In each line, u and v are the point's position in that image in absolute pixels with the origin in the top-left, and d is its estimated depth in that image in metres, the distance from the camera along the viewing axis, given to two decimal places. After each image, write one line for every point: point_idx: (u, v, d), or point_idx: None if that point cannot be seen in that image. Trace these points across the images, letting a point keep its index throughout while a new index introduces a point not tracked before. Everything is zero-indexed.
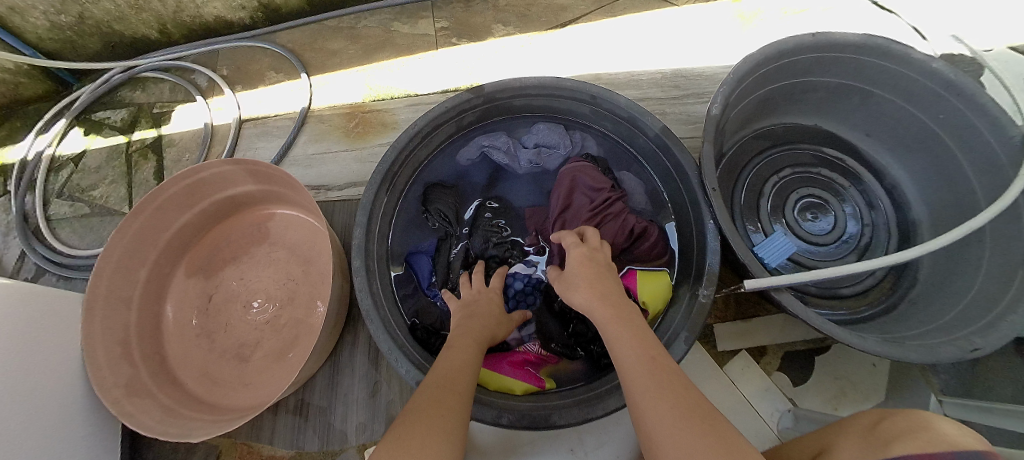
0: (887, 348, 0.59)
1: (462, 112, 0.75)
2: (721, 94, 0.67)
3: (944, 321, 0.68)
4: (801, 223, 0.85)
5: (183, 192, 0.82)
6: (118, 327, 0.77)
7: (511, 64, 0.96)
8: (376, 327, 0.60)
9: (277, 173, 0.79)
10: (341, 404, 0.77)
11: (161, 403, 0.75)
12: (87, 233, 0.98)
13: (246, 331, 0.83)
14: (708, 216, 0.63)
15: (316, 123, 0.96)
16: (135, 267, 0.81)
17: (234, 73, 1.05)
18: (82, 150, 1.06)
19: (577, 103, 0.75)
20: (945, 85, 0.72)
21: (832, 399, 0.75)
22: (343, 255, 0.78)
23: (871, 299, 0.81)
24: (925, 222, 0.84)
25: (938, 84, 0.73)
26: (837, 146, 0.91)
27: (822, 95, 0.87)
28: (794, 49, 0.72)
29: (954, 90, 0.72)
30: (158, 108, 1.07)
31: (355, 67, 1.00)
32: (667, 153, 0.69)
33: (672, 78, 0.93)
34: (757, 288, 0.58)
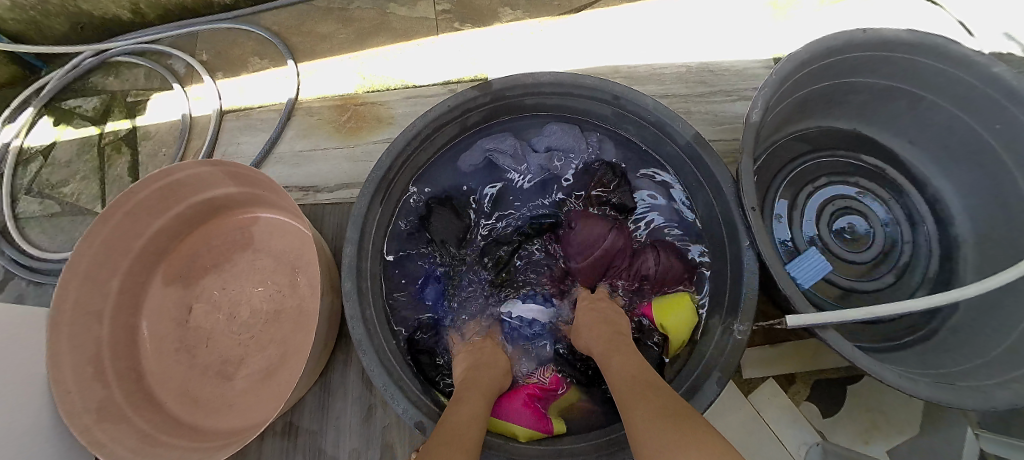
0: (942, 393, 0.53)
1: (466, 112, 0.66)
2: (762, 98, 0.59)
3: (995, 356, 0.62)
4: (837, 237, 0.78)
5: (157, 195, 0.74)
6: (88, 344, 0.71)
7: (520, 54, 0.87)
8: (371, 358, 0.54)
9: (260, 177, 0.71)
10: (332, 428, 0.71)
11: (136, 427, 0.69)
12: (58, 233, 0.91)
13: (230, 346, 0.77)
14: (745, 240, 0.56)
15: (304, 116, 0.87)
16: (105, 277, 0.74)
17: (214, 58, 0.96)
18: (51, 142, 0.98)
19: (597, 103, 0.67)
20: (1007, 94, 0.63)
21: (862, 432, 0.69)
22: (333, 269, 0.71)
23: (910, 323, 0.75)
24: (970, 241, 0.76)
25: (1000, 92, 0.64)
26: (877, 152, 0.83)
27: (865, 97, 0.78)
28: (843, 46, 0.64)
29: (1017, 100, 0.63)
30: (133, 97, 0.98)
31: (347, 54, 0.90)
32: (698, 164, 0.62)
33: (697, 73, 0.84)
34: (799, 326, 0.51)
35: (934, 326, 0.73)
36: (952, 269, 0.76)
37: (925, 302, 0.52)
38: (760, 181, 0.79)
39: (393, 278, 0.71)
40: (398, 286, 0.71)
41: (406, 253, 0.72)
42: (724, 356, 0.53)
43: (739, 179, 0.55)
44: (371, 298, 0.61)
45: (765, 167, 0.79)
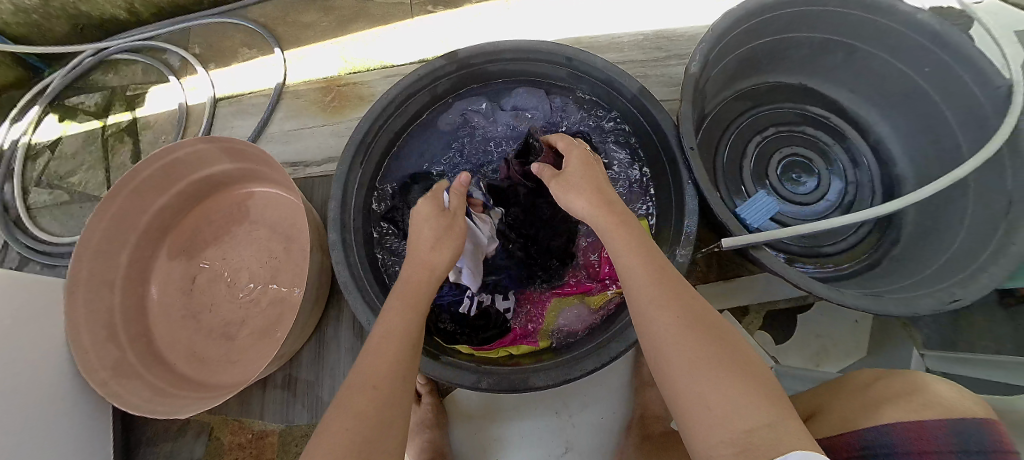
0: (869, 302, 0.59)
1: (435, 80, 0.73)
2: (701, 52, 0.67)
3: (928, 275, 0.69)
4: (784, 184, 0.85)
5: (159, 174, 0.81)
6: (102, 310, 0.77)
7: (489, 32, 0.94)
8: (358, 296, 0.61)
9: (251, 149, 0.78)
10: (328, 377, 0.78)
11: (149, 382, 0.76)
12: (69, 219, 0.98)
13: (231, 310, 0.84)
14: (687, 177, 0.62)
15: (292, 99, 0.94)
16: (116, 250, 0.80)
17: (206, 51, 1.02)
18: (58, 137, 1.04)
19: (554, 67, 0.73)
20: (932, 38, 0.70)
21: (814, 356, 0.76)
22: (321, 230, 0.77)
23: (856, 255, 0.82)
24: (910, 179, 0.83)
25: (925, 36, 0.71)
26: (822, 104, 0.90)
27: (805, 52, 0.84)
28: (776, 3, 0.70)
29: (941, 43, 0.70)
30: (132, 91, 1.05)
31: (329, 39, 0.97)
32: (644, 113, 0.68)
33: (654, 40, 0.91)
34: (734, 245, 0.58)
35: (877, 258, 0.80)
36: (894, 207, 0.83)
37: (847, 218, 0.59)
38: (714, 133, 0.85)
39: (382, 238, 0.77)
40: (386, 245, 0.78)
41: (394, 216, 0.79)
42: None
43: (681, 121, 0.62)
44: (357, 250, 0.67)
45: (717, 122, 0.86)
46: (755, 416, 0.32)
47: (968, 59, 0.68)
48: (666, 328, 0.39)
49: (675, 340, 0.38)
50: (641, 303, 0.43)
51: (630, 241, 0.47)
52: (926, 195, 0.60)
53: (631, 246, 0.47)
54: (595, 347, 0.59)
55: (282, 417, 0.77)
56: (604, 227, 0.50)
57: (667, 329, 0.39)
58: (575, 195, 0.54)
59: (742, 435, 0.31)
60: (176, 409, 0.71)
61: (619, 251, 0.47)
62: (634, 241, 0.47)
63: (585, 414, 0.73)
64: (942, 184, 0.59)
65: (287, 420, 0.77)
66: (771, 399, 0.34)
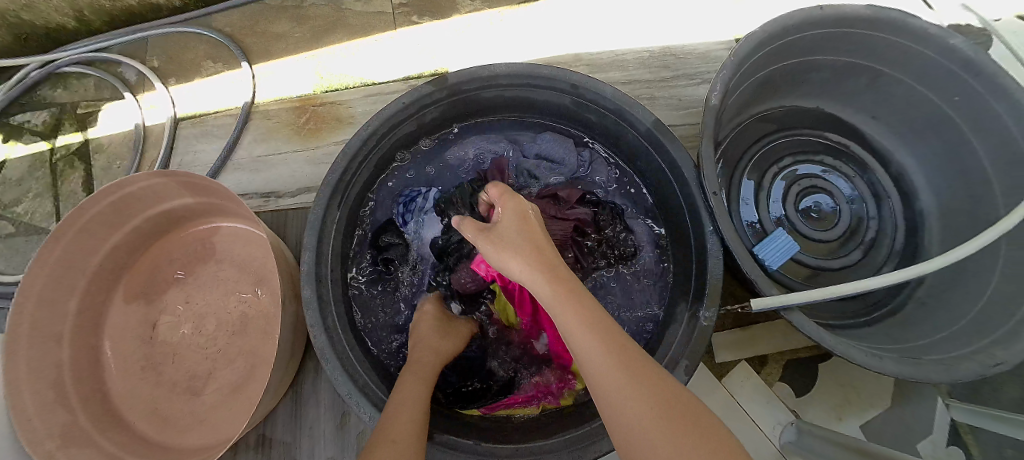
0: (908, 369, 0.56)
1: (423, 108, 0.67)
2: (721, 80, 0.61)
3: (958, 328, 0.66)
4: (800, 215, 0.82)
5: (111, 210, 0.71)
6: (50, 368, 0.68)
7: (481, 46, 0.85)
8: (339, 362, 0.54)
9: (212, 185, 0.70)
10: (307, 438, 0.70)
11: (103, 449, 0.67)
12: (12, 255, 0.88)
13: (198, 361, 0.76)
14: (708, 225, 0.60)
15: (262, 120, 0.85)
16: (63, 298, 0.71)
17: (166, 64, 0.92)
18: (1, 161, 0.93)
19: (557, 94, 0.69)
20: (963, 65, 0.67)
21: (836, 409, 0.75)
22: (295, 276, 0.69)
23: (878, 299, 0.79)
24: (934, 213, 0.80)
25: (956, 63, 0.67)
26: (843, 131, 0.88)
27: (826, 74, 0.82)
28: (802, 25, 0.66)
29: (973, 70, 0.66)
30: (83, 108, 0.94)
31: (303, 53, 0.87)
32: (659, 149, 0.65)
33: (660, 57, 0.85)
34: (761, 308, 0.55)
35: (899, 303, 0.77)
36: (918, 242, 0.81)
37: (877, 281, 0.57)
38: (729, 160, 0.84)
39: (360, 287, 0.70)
40: (365, 290, 0.70)
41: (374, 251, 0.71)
42: (692, 342, 0.56)
43: (701, 164, 0.58)
44: (333, 307, 0.60)
45: (732, 150, 0.84)
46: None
47: (1003, 89, 0.64)
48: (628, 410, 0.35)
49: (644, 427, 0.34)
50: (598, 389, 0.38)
51: (584, 311, 0.41)
52: (950, 263, 0.57)
53: (581, 318, 0.41)
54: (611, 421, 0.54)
55: None
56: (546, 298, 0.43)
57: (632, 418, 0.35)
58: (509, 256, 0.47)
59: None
60: None
61: (570, 324, 0.41)
62: (581, 309, 0.41)
63: None
64: (972, 249, 0.56)
65: None
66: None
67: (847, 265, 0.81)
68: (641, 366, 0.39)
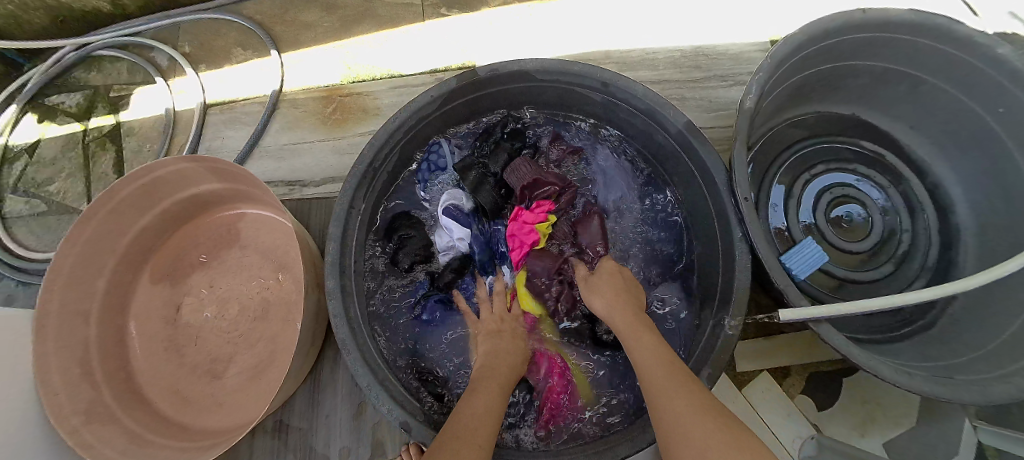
0: (939, 388, 0.54)
1: (449, 101, 0.66)
2: (758, 82, 0.59)
3: (994, 349, 0.64)
4: (830, 225, 0.80)
5: (140, 193, 0.73)
6: (77, 345, 0.70)
7: (509, 41, 0.84)
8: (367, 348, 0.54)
9: (239, 172, 0.70)
10: (323, 427, 0.71)
11: (126, 427, 0.69)
12: (45, 233, 0.90)
13: (218, 345, 0.77)
14: (738, 231, 0.58)
15: (289, 108, 0.85)
16: (91, 277, 0.72)
17: (197, 50, 0.93)
18: (36, 140, 0.95)
19: (586, 91, 0.68)
20: (1010, 76, 0.64)
21: (859, 426, 0.73)
22: (318, 266, 0.70)
23: (909, 316, 0.76)
24: (971, 228, 0.77)
25: (1003, 74, 0.64)
26: (878, 138, 0.85)
27: (863, 81, 0.79)
28: (842, 28, 0.64)
29: (1020, 82, 0.63)
30: (115, 91, 0.96)
31: (330, 42, 0.88)
32: (688, 151, 0.64)
33: (692, 56, 0.83)
34: (791, 320, 0.53)
35: (931, 318, 0.75)
36: (954, 257, 0.78)
37: (920, 295, 0.55)
38: (759, 166, 0.82)
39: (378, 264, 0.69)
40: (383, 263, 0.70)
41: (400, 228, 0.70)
42: (714, 355, 0.55)
43: (732, 167, 0.57)
44: (355, 298, 0.60)
45: (762, 155, 0.82)
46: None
47: None
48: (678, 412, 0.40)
49: (692, 424, 0.38)
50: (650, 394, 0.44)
51: (645, 336, 0.51)
52: (981, 284, 0.54)
53: (643, 339, 0.50)
54: (631, 429, 0.54)
55: None
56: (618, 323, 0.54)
57: (677, 412, 0.40)
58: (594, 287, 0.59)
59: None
60: None
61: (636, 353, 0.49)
62: (643, 334, 0.51)
63: None
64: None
65: None
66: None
67: (877, 278, 0.79)
68: (690, 378, 0.44)
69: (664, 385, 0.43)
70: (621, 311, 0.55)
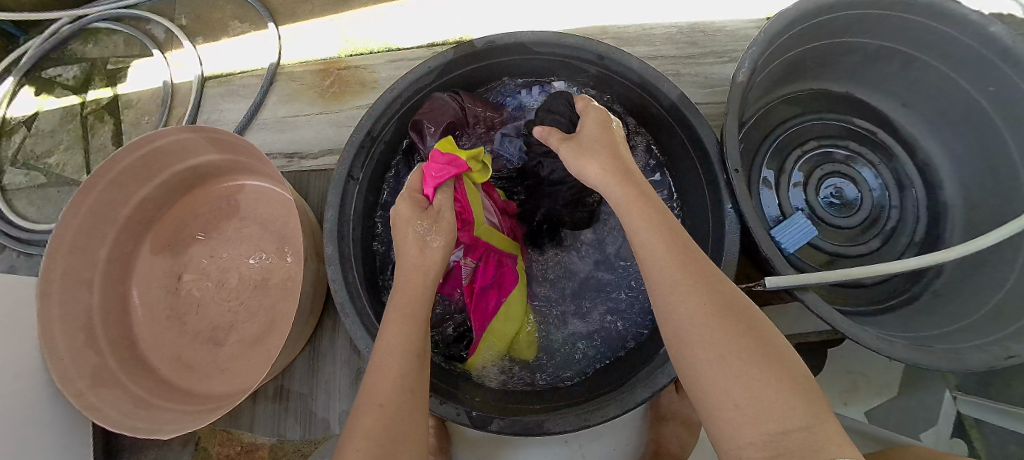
0: (919, 355, 0.56)
1: (447, 72, 0.67)
2: (750, 57, 0.60)
3: (972, 321, 0.66)
4: (820, 200, 0.81)
5: (140, 164, 0.73)
6: (81, 312, 0.71)
7: (507, 15, 0.84)
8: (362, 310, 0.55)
9: (238, 141, 0.71)
10: (323, 391, 0.73)
11: (131, 392, 0.71)
12: (45, 204, 0.91)
13: (219, 313, 0.78)
14: (728, 202, 0.60)
15: (287, 81, 0.85)
16: (93, 246, 0.73)
17: (194, 22, 0.93)
18: (34, 113, 0.95)
19: (584, 64, 0.69)
20: (1001, 54, 0.64)
21: (842, 394, 0.76)
22: (317, 235, 0.71)
23: (892, 289, 0.79)
24: (959, 205, 0.79)
25: (993, 52, 0.65)
26: (870, 117, 0.86)
27: (857, 59, 0.79)
28: (836, 5, 0.64)
29: (1010, 60, 0.64)
30: (112, 64, 0.96)
31: (328, 15, 0.87)
32: (682, 124, 0.65)
33: (689, 33, 0.83)
34: (777, 286, 0.56)
35: (915, 291, 0.77)
36: (939, 234, 0.80)
37: (897, 266, 0.58)
38: (752, 142, 0.83)
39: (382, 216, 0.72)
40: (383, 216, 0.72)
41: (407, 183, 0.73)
42: None
43: (724, 139, 0.58)
44: (354, 265, 0.62)
45: (755, 132, 0.83)
46: (787, 419, 0.30)
47: None
48: (673, 304, 0.37)
49: (702, 332, 0.35)
50: (653, 272, 0.40)
51: (647, 212, 0.43)
52: (964, 254, 0.57)
53: (646, 221, 0.42)
54: (619, 392, 0.56)
55: (273, 432, 0.73)
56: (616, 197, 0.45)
57: (683, 303, 0.37)
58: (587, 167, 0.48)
59: (778, 438, 0.29)
60: (158, 427, 0.65)
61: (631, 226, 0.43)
62: (643, 208, 0.43)
63: (595, 444, 0.69)
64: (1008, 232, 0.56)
65: (278, 435, 0.73)
66: (782, 386, 0.31)
67: (865, 252, 0.81)
68: (711, 271, 0.39)
69: (676, 277, 0.38)
70: (615, 179, 0.46)
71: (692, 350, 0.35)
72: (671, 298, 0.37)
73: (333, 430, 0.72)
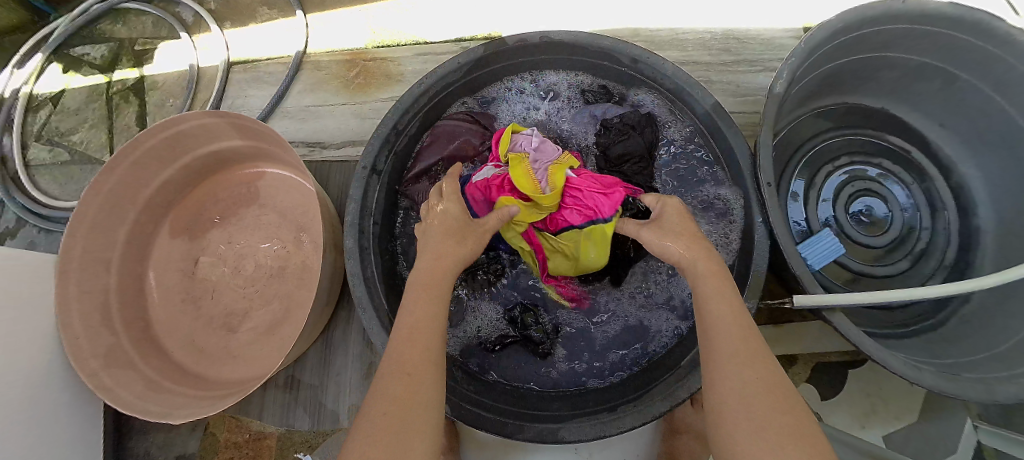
0: (947, 383, 0.54)
1: (477, 68, 0.66)
2: (789, 67, 0.58)
3: (1005, 350, 0.64)
4: (849, 218, 0.79)
5: (163, 145, 0.73)
6: (98, 291, 0.72)
7: (537, 13, 0.83)
8: (368, 296, 0.55)
9: (262, 128, 0.70)
10: (332, 383, 0.73)
11: (143, 373, 0.71)
12: (68, 182, 0.91)
13: (234, 299, 0.78)
14: (758, 215, 0.58)
15: (313, 70, 0.85)
16: (112, 227, 0.74)
17: (223, 7, 0.92)
18: (61, 90, 0.96)
19: (616, 65, 0.67)
20: None
21: (861, 417, 0.74)
22: (336, 227, 0.70)
23: (917, 313, 0.77)
24: (991, 230, 0.76)
25: None
26: (904, 135, 0.84)
27: (897, 74, 0.77)
28: (880, 17, 0.62)
29: None
30: (140, 45, 0.96)
31: (356, 5, 0.87)
32: (714, 132, 0.63)
33: (722, 40, 0.81)
34: (804, 305, 0.54)
35: (944, 317, 0.74)
36: (971, 259, 0.77)
37: (926, 291, 0.55)
38: (780, 155, 0.81)
39: (406, 203, 0.71)
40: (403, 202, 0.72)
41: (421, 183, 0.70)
42: None
43: (756, 150, 0.56)
44: (372, 256, 0.61)
45: (784, 144, 0.80)
46: None
47: None
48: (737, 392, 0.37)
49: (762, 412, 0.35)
50: (719, 362, 0.40)
51: (725, 291, 0.45)
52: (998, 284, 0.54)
53: (726, 297, 0.44)
54: (634, 404, 0.55)
55: (281, 422, 0.73)
56: (702, 270, 0.47)
57: (744, 382, 0.37)
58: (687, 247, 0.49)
59: None
60: (170, 411, 0.65)
61: (705, 294, 0.45)
62: (728, 295, 0.44)
63: (605, 453, 0.68)
64: None
65: (286, 425, 0.73)
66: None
67: (892, 274, 0.78)
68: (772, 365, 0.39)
69: (736, 357, 0.39)
70: (698, 255, 0.48)
71: (741, 428, 0.35)
72: (732, 385, 0.37)
73: (342, 423, 0.72)
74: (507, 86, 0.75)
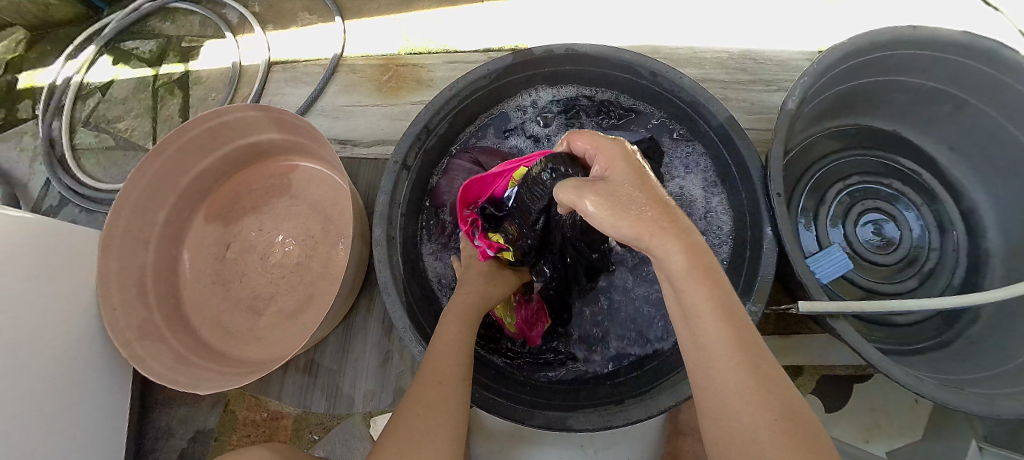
0: (947, 395, 0.56)
1: (508, 74, 0.71)
2: (802, 86, 0.61)
3: (1008, 369, 0.65)
4: (858, 234, 0.81)
5: (207, 135, 0.78)
6: (135, 267, 0.76)
7: (563, 28, 0.88)
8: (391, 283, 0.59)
9: (302, 124, 0.75)
10: (351, 369, 0.76)
11: (172, 348, 0.75)
12: (110, 166, 0.97)
13: (261, 284, 0.82)
14: (767, 223, 0.61)
15: (348, 72, 0.90)
16: (153, 208, 0.78)
17: (266, 10, 0.99)
18: (110, 80, 1.02)
19: (635, 79, 0.72)
20: None
21: (863, 431, 0.76)
22: (365, 219, 0.75)
23: (924, 333, 0.79)
24: (1000, 253, 0.78)
25: None
26: (915, 158, 0.86)
27: (908, 98, 0.80)
28: (890, 43, 0.66)
29: None
30: (187, 42, 1.02)
31: (392, 14, 0.92)
32: (728, 144, 0.66)
33: (738, 60, 0.85)
34: (811, 312, 0.56)
35: (951, 337, 0.76)
36: (977, 281, 0.79)
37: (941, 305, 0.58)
38: (792, 171, 0.84)
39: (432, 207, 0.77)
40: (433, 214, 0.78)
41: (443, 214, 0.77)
42: None
43: (769, 163, 0.60)
44: (398, 245, 0.65)
45: (797, 160, 0.84)
46: None
47: None
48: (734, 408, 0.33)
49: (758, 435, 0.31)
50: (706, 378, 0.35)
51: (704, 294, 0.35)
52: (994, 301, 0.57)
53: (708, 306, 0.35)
54: (642, 398, 0.58)
55: (299, 403, 0.76)
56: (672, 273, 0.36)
57: (743, 417, 0.32)
58: (676, 248, 0.35)
59: None
60: (196, 383, 0.69)
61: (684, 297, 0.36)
62: (709, 299, 0.36)
63: (612, 450, 0.70)
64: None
65: (304, 406, 0.76)
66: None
67: (900, 291, 0.80)
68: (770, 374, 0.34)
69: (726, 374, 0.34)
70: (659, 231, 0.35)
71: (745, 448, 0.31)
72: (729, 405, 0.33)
73: (357, 408, 0.74)
74: (531, 93, 0.79)
